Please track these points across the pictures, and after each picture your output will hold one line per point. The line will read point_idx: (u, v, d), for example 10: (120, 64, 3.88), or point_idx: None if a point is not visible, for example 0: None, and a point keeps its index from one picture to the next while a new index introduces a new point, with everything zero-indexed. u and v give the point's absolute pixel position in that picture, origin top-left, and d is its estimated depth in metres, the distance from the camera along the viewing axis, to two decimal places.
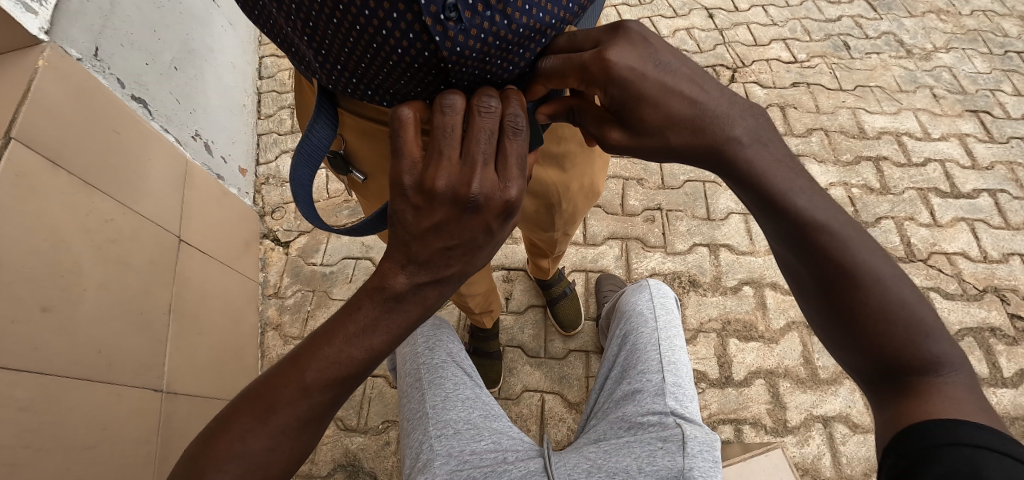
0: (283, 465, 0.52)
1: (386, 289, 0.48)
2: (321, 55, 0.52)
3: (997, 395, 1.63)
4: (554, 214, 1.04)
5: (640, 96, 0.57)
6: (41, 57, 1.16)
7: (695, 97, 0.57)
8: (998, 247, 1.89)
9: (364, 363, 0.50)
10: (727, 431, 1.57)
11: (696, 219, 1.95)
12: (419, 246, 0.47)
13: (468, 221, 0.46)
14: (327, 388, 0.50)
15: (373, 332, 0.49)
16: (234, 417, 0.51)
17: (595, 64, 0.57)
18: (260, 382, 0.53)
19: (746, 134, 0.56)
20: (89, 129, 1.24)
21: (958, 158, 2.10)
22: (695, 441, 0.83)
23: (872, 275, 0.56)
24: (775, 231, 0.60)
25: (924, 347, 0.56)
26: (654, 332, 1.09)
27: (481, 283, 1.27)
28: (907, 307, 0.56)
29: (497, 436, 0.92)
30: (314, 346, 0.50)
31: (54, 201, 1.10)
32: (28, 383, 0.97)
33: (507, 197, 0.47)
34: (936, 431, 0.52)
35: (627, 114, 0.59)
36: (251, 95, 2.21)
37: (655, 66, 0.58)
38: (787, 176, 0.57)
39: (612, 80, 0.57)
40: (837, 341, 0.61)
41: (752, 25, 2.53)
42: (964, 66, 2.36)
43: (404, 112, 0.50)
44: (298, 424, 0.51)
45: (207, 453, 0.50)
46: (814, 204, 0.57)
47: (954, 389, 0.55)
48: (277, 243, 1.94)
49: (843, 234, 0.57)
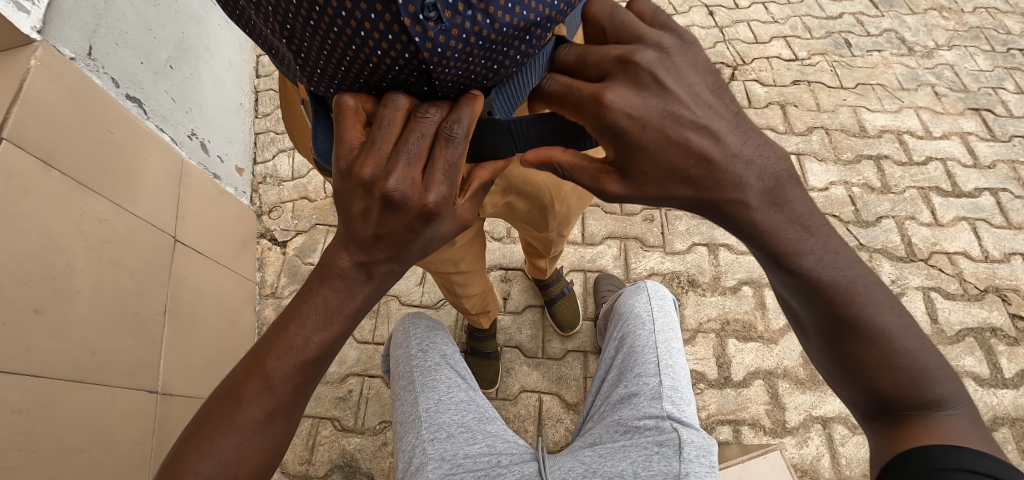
0: (258, 460, 0.55)
1: (331, 270, 0.52)
2: (301, 57, 0.51)
3: (998, 396, 1.62)
4: (547, 215, 1.03)
5: (638, 145, 0.50)
6: (33, 57, 1.15)
7: (701, 148, 0.50)
8: (1000, 247, 1.88)
9: (320, 349, 0.54)
10: (725, 432, 1.57)
11: (696, 218, 1.94)
12: (356, 228, 0.50)
13: (385, 215, 0.48)
14: (288, 378, 0.54)
15: (326, 317, 0.53)
16: (205, 420, 0.55)
17: (592, 103, 0.50)
18: (228, 383, 0.56)
19: (753, 186, 0.51)
20: (82, 129, 1.23)
21: (959, 157, 2.08)
22: (692, 446, 0.82)
23: (877, 325, 0.56)
24: (781, 284, 0.58)
25: (927, 389, 0.57)
26: (653, 335, 1.09)
27: (477, 285, 1.27)
28: (911, 352, 0.57)
29: (491, 439, 0.91)
30: (273, 338, 0.54)
31: (46, 202, 1.09)
32: (21, 386, 0.96)
33: (426, 201, 0.47)
34: (937, 452, 0.53)
35: (624, 161, 0.52)
36: (248, 94, 2.20)
37: (662, 111, 0.50)
38: (796, 232, 0.53)
39: (607, 125, 0.50)
40: (839, 380, 0.62)
41: (752, 23, 2.51)
42: (967, 64, 2.35)
43: (347, 100, 0.51)
44: (264, 416, 0.54)
45: (181, 457, 0.53)
46: (823, 262, 0.54)
47: (954, 421, 0.57)
48: (275, 242, 1.93)
49: (851, 289, 0.55)
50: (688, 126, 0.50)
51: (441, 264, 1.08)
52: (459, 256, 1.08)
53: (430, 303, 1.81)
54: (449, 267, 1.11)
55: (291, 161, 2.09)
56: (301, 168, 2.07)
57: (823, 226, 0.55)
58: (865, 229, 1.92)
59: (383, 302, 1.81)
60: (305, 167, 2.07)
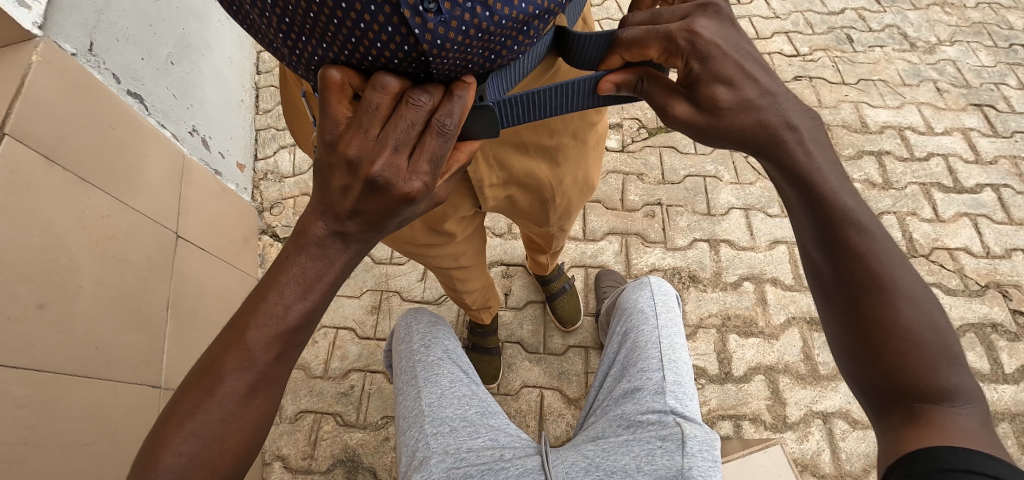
0: (242, 436, 0.55)
1: (306, 237, 0.52)
2: (299, 52, 0.52)
3: (998, 391, 1.62)
4: (549, 209, 1.04)
5: (720, 72, 0.55)
6: (34, 52, 1.14)
7: (766, 86, 0.56)
8: (1001, 243, 1.88)
9: (300, 318, 0.54)
10: (726, 427, 1.57)
11: (697, 214, 1.94)
12: (336, 203, 0.51)
13: (368, 196, 0.49)
14: (269, 349, 0.54)
15: (305, 286, 0.53)
16: (183, 398, 0.54)
17: (681, 31, 0.56)
18: (205, 360, 0.56)
19: (806, 129, 0.58)
20: (84, 124, 1.23)
21: (962, 152, 2.08)
22: (695, 441, 0.82)
23: (902, 290, 0.59)
24: (814, 236, 0.61)
25: (945, 372, 0.58)
26: (656, 329, 1.09)
27: (478, 280, 1.27)
28: (931, 328, 0.58)
29: (494, 432, 0.92)
30: (250, 310, 0.54)
31: (49, 197, 1.09)
32: (26, 380, 0.96)
33: (410, 187, 0.49)
34: (947, 454, 0.53)
35: (700, 85, 0.56)
36: (249, 90, 2.20)
37: (739, 51, 0.57)
38: (836, 179, 0.59)
39: (696, 50, 0.55)
40: (853, 357, 0.63)
41: (754, 19, 2.50)
42: (969, 59, 2.34)
43: (332, 73, 0.49)
44: (247, 389, 0.54)
45: (160, 439, 0.52)
46: (859, 209, 0.59)
47: (966, 420, 0.57)
48: (276, 238, 1.93)
49: (882, 243, 0.59)
50: (755, 61, 0.57)
51: (442, 259, 1.08)
52: (460, 251, 1.08)
53: (431, 299, 1.81)
54: (449, 262, 1.10)
55: (292, 158, 2.09)
56: (303, 165, 2.07)
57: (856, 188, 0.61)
58: None
59: (384, 298, 1.81)
60: (306, 163, 2.08)
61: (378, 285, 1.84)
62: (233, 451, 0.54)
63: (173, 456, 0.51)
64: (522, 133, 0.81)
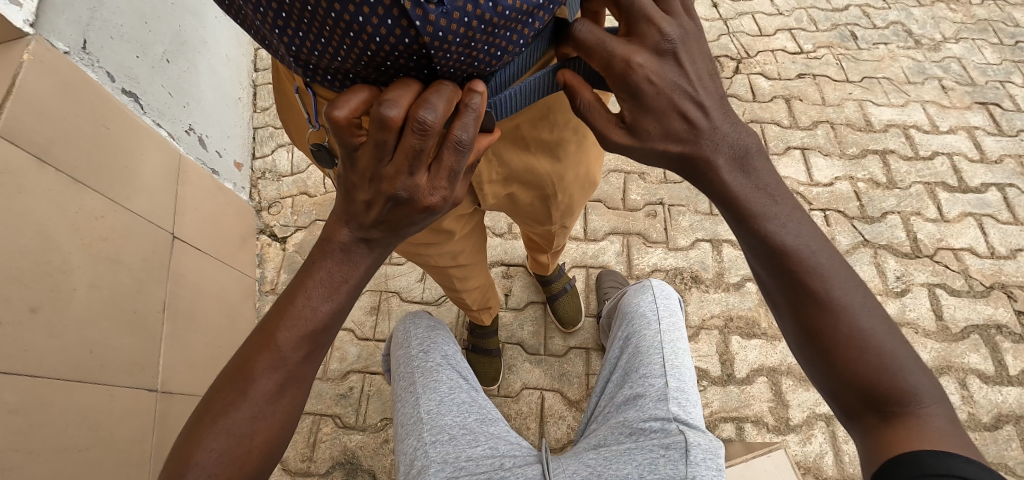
0: (270, 436, 0.55)
1: (332, 243, 0.54)
2: (294, 48, 0.50)
3: (1003, 393, 1.61)
4: (550, 206, 1.02)
5: (647, 107, 0.55)
6: (26, 50, 1.12)
7: (694, 117, 0.56)
8: (1006, 243, 1.86)
9: (327, 318, 0.55)
10: (728, 429, 1.56)
11: (699, 214, 1.92)
12: (359, 215, 0.52)
13: (391, 212, 0.50)
14: (297, 348, 0.54)
15: (332, 286, 0.54)
16: (216, 395, 0.54)
17: (619, 64, 0.54)
18: (236, 359, 0.56)
19: (725, 152, 0.58)
20: (77, 123, 1.21)
21: (966, 151, 2.06)
22: (699, 449, 0.81)
23: (841, 300, 0.58)
24: (750, 253, 0.61)
25: (900, 376, 0.56)
26: (658, 335, 1.07)
27: (477, 279, 1.25)
28: (875, 334, 0.57)
29: (494, 440, 0.90)
30: (280, 310, 0.55)
31: (42, 198, 1.07)
32: (18, 386, 0.95)
33: (430, 201, 0.50)
34: (927, 459, 0.52)
35: (631, 114, 0.57)
36: (247, 87, 2.18)
37: (675, 81, 0.55)
38: (761, 197, 0.58)
39: (628, 85, 0.54)
40: (814, 365, 0.61)
41: (757, 15, 2.48)
42: (974, 57, 2.32)
43: (336, 113, 0.45)
44: (277, 388, 0.54)
45: (193, 436, 0.52)
46: (784, 228, 0.58)
47: (931, 419, 0.55)
48: (274, 238, 1.91)
49: (813, 258, 0.58)
50: (690, 91, 0.56)
51: (440, 258, 1.06)
52: (458, 249, 1.05)
53: (431, 299, 1.80)
54: (448, 261, 1.08)
55: (290, 156, 2.07)
56: (301, 163, 2.05)
57: (788, 199, 0.60)
58: (870, 225, 1.90)
59: (384, 299, 1.80)
60: (305, 162, 2.05)
61: (377, 285, 1.82)
62: (261, 450, 0.54)
63: (206, 452, 0.51)
64: (522, 127, 0.79)
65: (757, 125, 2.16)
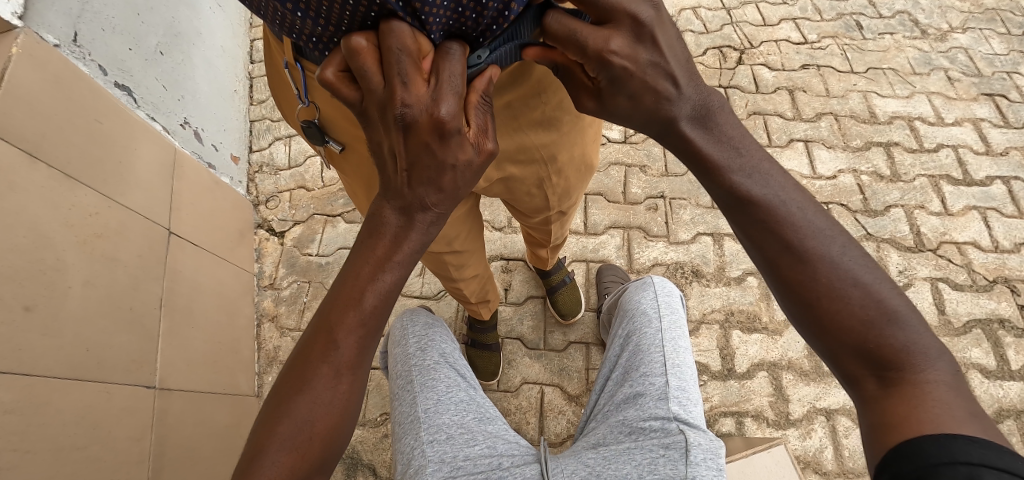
0: (332, 419, 0.50)
1: (379, 226, 0.49)
2: (298, 15, 0.49)
3: (1005, 388, 1.60)
4: (546, 190, 0.99)
5: (624, 87, 0.54)
6: (15, 44, 1.10)
7: (664, 89, 0.55)
8: (1012, 237, 1.84)
9: (380, 299, 0.50)
10: (728, 424, 1.56)
11: (700, 207, 1.90)
12: (392, 167, 0.49)
13: (408, 144, 0.45)
14: (352, 333, 0.50)
15: (379, 265, 0.49)
16: (281, 383, 0.51)
17: (595, 53, 0.51)
18: (295, 350, 0.52)
19: (689, 111, 0.56)
20: (68, 118, 1.19)
21: (972, 144, 2.03)
22: (699, 448, 0.81)
23: (818, 250, 0.54)
24: (722, 204, 0.57)
25: (889, 333, 0.52)
26: (659, 332, 1.06)
27: (473, 268, 1.22)
28: (860, 286, 0.53)
29: (492, 440, 0.90)
30: (335, 296, 0.50)
31: (34, 196, 1.06)
32: (14, 384, 0.94)
33: (436, 111, 0.44)
34: (927, 446, 0.46)
35: (607, 94, 0.56)
36: (243, 80, 2.15)
37: (649, 59, 0.52)
38: (723, 150, 0.56)
39: (605, 69, 0.53)
40: (804, 328, 0.57)
41: (761, 5, 2.44)
42: (982, 47, 2.28)
43: (326, 73, 0.48)
44: (336, 371, 0.50)
45: (263, 425, 0.49)
46: (750, 179, 0.55)
47: (930, 381, 0.51)
48: (272, 233, 1.90)
49: (783, 207, 0.54)
50: (661, 63, 0.54)
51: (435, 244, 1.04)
52: (453, 234, 1.03)
53: (430, 294, 1.79)
54: (443, 246, 1.06)
55: (287, 150, 2.05)
56: (299, 156, 2.03)
57: (755, 150, 0.57)
58: (873, 219, 1.89)
59: None
60: (302, 155, 2.03)
61: None
62: (322, 438, 0.49)
63: (273, 441, 0.48)
64: (513, 105, 0.76)
65: (760, 117, 2.13)
